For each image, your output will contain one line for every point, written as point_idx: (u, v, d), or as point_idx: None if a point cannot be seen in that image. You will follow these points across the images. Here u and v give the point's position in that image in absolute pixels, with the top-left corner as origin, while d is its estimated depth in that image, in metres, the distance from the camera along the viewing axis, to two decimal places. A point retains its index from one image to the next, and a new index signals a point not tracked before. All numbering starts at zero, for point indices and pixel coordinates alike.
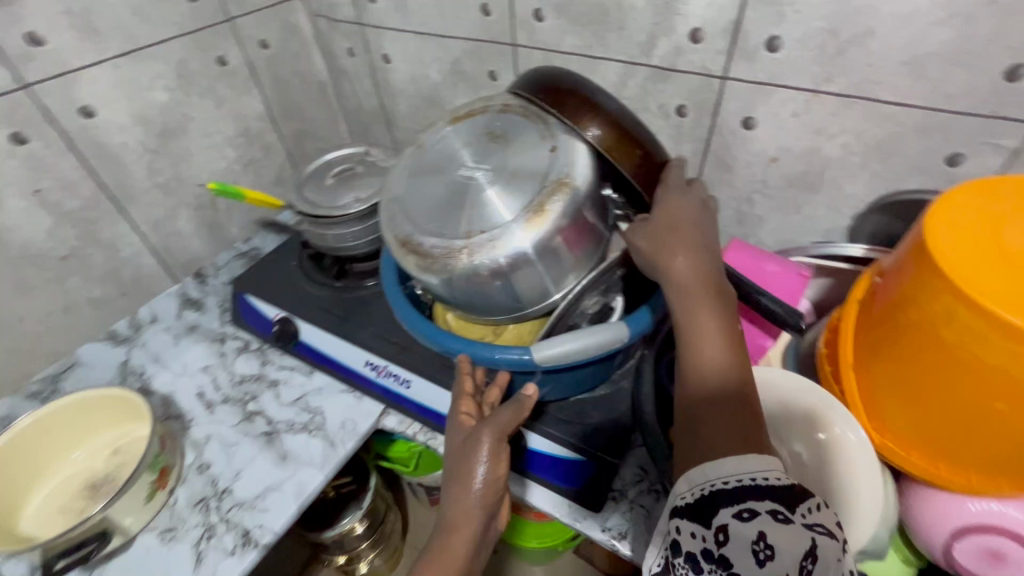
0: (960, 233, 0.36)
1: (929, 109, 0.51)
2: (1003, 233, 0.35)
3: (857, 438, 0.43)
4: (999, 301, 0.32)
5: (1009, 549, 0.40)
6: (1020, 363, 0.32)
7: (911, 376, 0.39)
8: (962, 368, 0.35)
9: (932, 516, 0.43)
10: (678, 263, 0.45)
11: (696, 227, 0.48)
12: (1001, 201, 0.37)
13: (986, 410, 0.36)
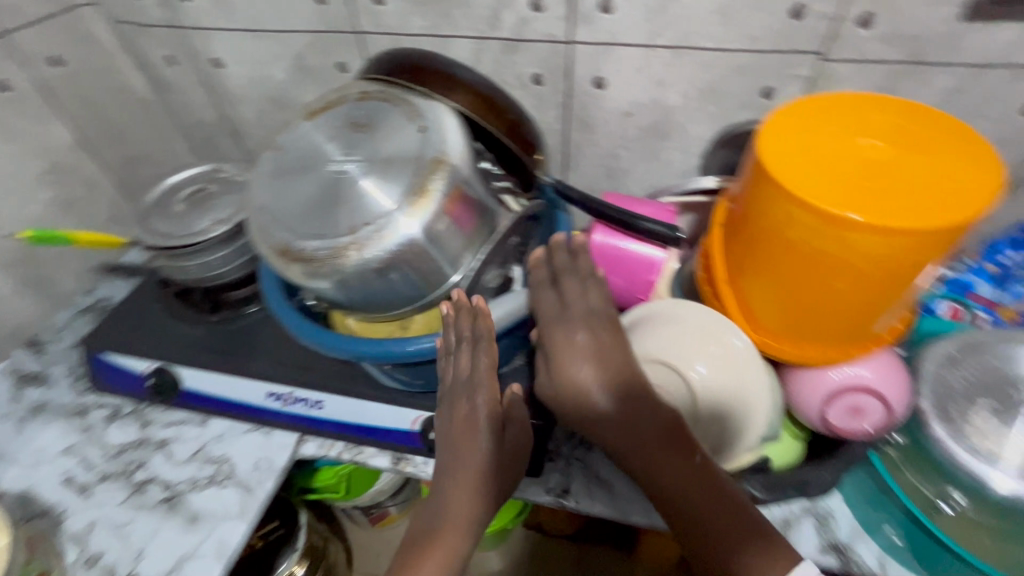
0: (783, 146, 0.42)
1: (742, 51, 0.58)
2: (813, 140, 0.42)
3: (743, 343, 0.50)
4: (822, 198, 0.38)
5: (864, 402, 0.49)
6: (845, 246, 0.39)
7: (771, 278, 0.45)
8: (807, 260, 0.42)
9: (807, 392, 0.51)
10: (595, 414, 0.46)
11: (595, 348, 0.48)
12: (804, 113, 0.44)
13: (830, 291, 0.43)
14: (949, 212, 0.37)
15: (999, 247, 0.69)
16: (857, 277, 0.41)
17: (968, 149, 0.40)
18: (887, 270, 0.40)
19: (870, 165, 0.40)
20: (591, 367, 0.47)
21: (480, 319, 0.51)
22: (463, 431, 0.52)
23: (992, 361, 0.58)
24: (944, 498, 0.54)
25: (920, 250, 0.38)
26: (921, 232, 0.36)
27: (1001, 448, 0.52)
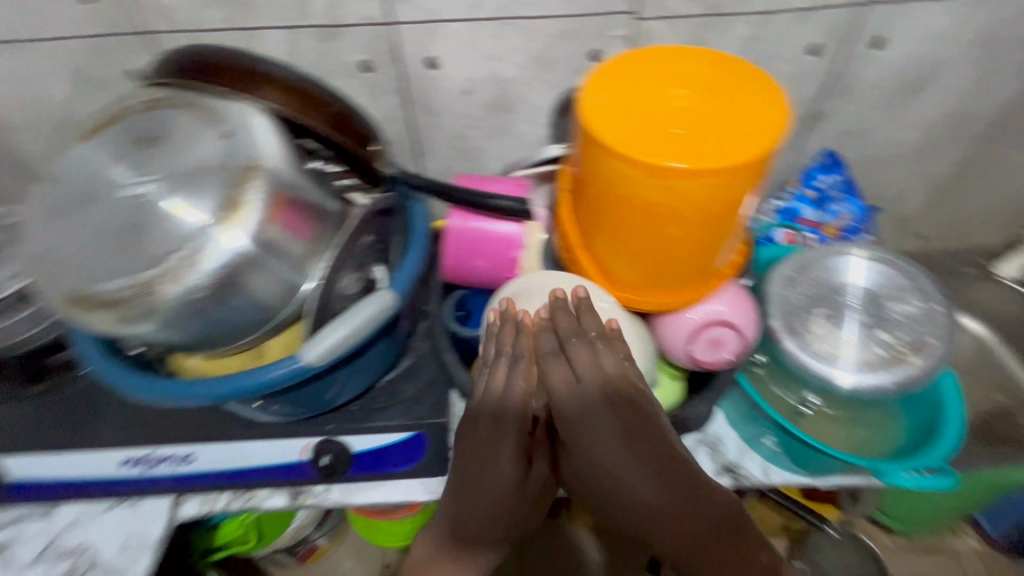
0: (604, 103, 0.43)
1: (562, 16, 0.58)
2: (631, 96, 0.43)
3: (608, 305, 0.51)
4: (642, 152, 0.40)
5: (721, 336, 0.53)
6: (668, 194, 0.42)
7: (618, 235, 0.47)
8: (643, 213, 0.44)
9: (671, 336, 0.54)
10: (619, 498, 0.49)
11: (620, 438, 0.48)
12: (620, 69, 0.45)
13: (667, 239, 0.46)
14: (745, 147, 0.40)
15: (813, 173, 0.75)
16: (686, 220, 0.44)
17: (755, 83, 0.43)
18: (709, 208, 0.43)
19: (678, 111, 0.42)
20: (615, 459, 0.48)
21: (522, 334, 0.50)
22: (487, 458, 0.50)
23: (822, 275, 0.65)
24: (803, 403, 0.63)
25: (730, 185, 0.41)
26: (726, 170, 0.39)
27: (838, 352, 0.59)
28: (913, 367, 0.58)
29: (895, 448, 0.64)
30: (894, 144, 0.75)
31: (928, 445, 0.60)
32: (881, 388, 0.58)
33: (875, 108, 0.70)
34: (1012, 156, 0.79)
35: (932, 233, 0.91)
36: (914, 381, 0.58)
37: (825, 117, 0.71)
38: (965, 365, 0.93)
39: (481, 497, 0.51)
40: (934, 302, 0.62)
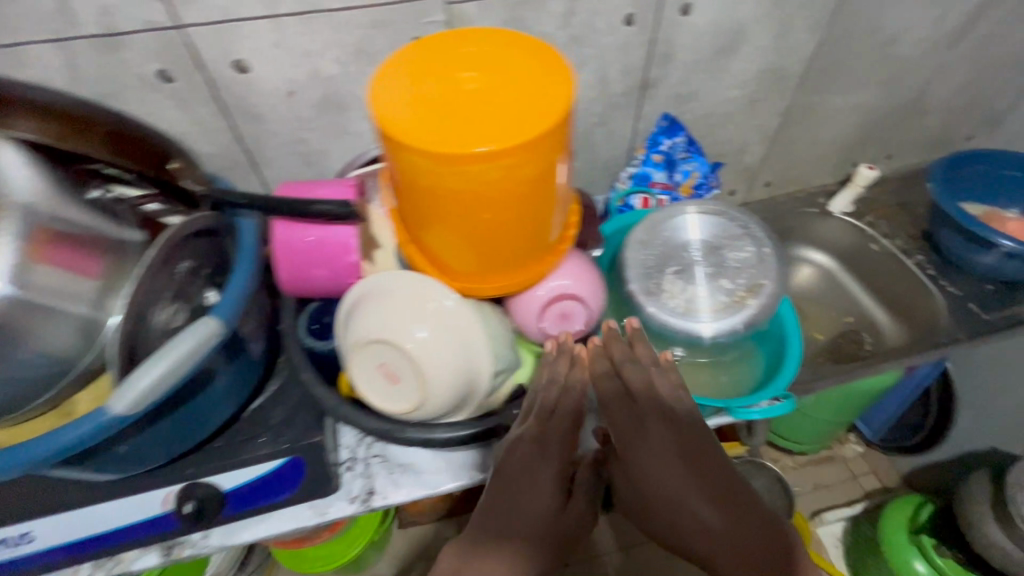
0: (395, 93, 0.41)
1: (371, 6, 0.56)
2: (422, 81, 0.42)
3: (452, 301, 0.50)
4: (431, 141, 0.39)
5: (569, 310, 0.54)
6: (466, 179, 0.41)
7: (438, 226, 0.46)
8: (453, 201, 0.43)
9: (522, 317, 0.55)
10: (669, 514, 0.50)
11: (675, 454, 0.51)
12: (415, 54, 0.43)
13: (484, 224, 0.46)
14: (536, 121, 0.40)
15: (658, 138, 0.79)
16: (502, 201, 0.44)
17: (540, 55, 0.43)
18: (521, 186, 0.43)
19: (471, 93, 0.41)
20: (670, 475, 0.50)
21: (576, 365, 0.54)
22: (535, 475, 0.51)
23: (667, 235, 0.68)
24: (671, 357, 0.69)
25: (533, 160, 0.42)
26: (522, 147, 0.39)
27: (687, 308, 0.64)
28: (753, 310, 0.63)
29: (752, 383, 0.69)
30: (724, 103, 0.80)
31: (777, 375, 0.67)
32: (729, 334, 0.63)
33: (699, 70, 0.74)
34: (826, 103, 0.87)
35: (776, 180, 1.00)
36: (755, 323, 0.63)
37: (657, 84, 0.74)
38: (817, 297, 1.04)
39: (517, 518, 0.50)
40: (764, 246, 0.67)
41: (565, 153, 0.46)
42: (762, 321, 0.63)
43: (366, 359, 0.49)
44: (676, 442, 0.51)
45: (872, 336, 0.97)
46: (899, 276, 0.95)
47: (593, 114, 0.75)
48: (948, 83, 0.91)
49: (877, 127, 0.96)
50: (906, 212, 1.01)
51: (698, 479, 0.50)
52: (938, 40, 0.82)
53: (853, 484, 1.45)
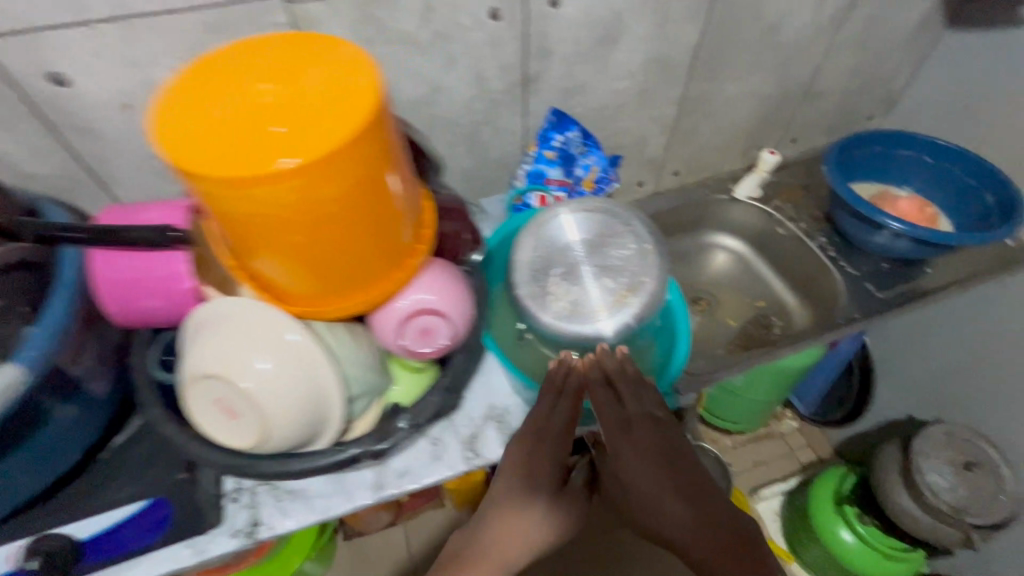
0: (178, 110, 0.37)
1: (199, 9, 0.52)
2: (208, 96, 0.38)
3: (296, 338, 0.46)
4: (213, 164, 0.36)
5: (430, 325, 0.51)
6: (265, 204, 0.39)
7: (258, 250, 0.44)
8: (262, 225, 0.41)
9: (383, 334, 0.52)
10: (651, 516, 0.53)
11: (654, 458, 0.55)
12: (204, 66, 0.39)
13: (303, 247, 0.43)
14: (332, 135, 0.37)
15: (549, 134, 0.77)
16: (319, 220, 0.41)
17: (340, 58, 0.40)
18: (337, 203, 0.41)
19: (261, 107, 0.37)
20: (647, 478, 0.54)
21: (571, 373, 0.62)
22: (536, 474, 0.59)
23: (548, 239, 0.67)
24: None
25: (341, 175, 0.39)
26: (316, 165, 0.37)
27: (573, 311, 0.63)
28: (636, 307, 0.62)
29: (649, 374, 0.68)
30: (614, 94, 0.79)
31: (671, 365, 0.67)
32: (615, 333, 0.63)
33: (581, 63, 0.72)
34: (721, 90, 0.86)
35: (683, 168, 0.99)
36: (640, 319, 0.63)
37: (539, 79, 0.72)
38: (731, 283, 1.05)
39: (514, 507, 0.58)
40: (645, 240, 0.65)
41: (388, 160, 0.43)
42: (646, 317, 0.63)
43: (202, 395, 0.45)
44: (655, 444, 0.56)
45: (782, 318, 0.98)
46: (804, 259, 0.96)
47: (476, 112, 0.72)
48: (838, 65, 0.92)
49: (776, 111, 0.96)
50: (811, 193, 1.02)
51: (674, 484, 0.53)
52: (820, 23, 0.83)
53: (791, 459, 1.48)
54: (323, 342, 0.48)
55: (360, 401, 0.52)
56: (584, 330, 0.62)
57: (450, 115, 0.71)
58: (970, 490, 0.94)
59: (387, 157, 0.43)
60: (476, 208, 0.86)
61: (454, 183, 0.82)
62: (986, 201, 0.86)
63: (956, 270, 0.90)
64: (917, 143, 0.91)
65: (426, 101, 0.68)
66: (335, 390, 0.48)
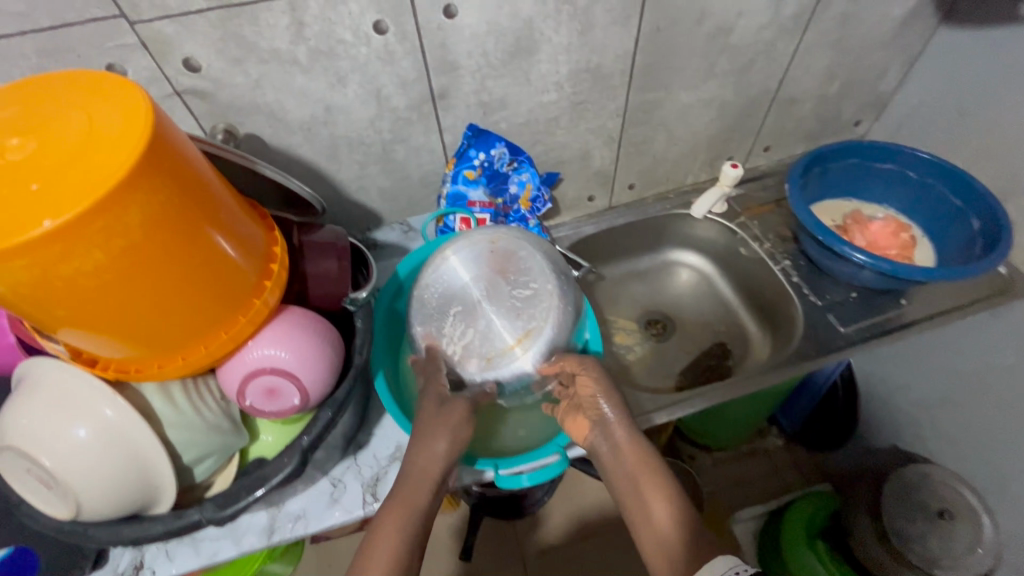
0: None
1: (27, 34, 0.47)
2: None
3: (112, 411, 0.42)
4: None
5: (277, 385, 0.47)
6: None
7: (35, 324, 0.37)
8: (11, 302, 0.34)
9: (230, 389, 0.47)
10: (600, 420, 0.56)
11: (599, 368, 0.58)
12: None
13: (80, 321, 0.36)
14: (79, 191, 0.31)
15: (468, 151, 0.71)
16: (94, 288, 0.34)
17: (117, 102, 0.34)
18: (112, 268, 0.34)
19: (5, 162, 0.32)
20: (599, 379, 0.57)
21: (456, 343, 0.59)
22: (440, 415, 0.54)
23: (445, 273, 0.62)
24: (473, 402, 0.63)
25: (105, 236, 0.32)
26: (55, 228, 0.30)
27: (473, 360, 0.58)
28: (540, 351, 0.57)
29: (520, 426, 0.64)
30: (542, 108, 0.72)
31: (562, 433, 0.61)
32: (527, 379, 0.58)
33: (496, 76, 0.65)
34: (671, 99, 0.78)
35: (638, 182, 0.91)
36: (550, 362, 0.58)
37: (449, 94, 0.65)
38: (692, 302, 0.97)
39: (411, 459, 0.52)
40: (549, 277, 0.59)
41: (190, 212, 0.37)
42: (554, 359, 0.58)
43: (11, 466, 0.42)
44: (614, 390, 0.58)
45: (739, 346, 0.91)
46: (769, 284, 0.88)
47: (382, 131, 0.67)
48: (810, 68, 0.83)
49: (741, 120, 0.87)
50: (781, 209, 0.94)
51: (610, 393, 0.57)
52: (782, 23, 0.73)
53: (774, 479, 1.33)
54: (147, 407, 0.44)
55: (204, 463, 0.48)
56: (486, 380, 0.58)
57: (353, 133, 0.65)
58: (941, 539, 0.87)
59: (188, 206, 0.37)
60: (404, 227, 0.81)
61: (374, 203, 0.76)
62: (971, 226, 0.76)
63: (936, 303, 0.81)
64: (900, 158, 0.82)
65: (323, 120, 0.63)
66: (163, 460, 0.44)
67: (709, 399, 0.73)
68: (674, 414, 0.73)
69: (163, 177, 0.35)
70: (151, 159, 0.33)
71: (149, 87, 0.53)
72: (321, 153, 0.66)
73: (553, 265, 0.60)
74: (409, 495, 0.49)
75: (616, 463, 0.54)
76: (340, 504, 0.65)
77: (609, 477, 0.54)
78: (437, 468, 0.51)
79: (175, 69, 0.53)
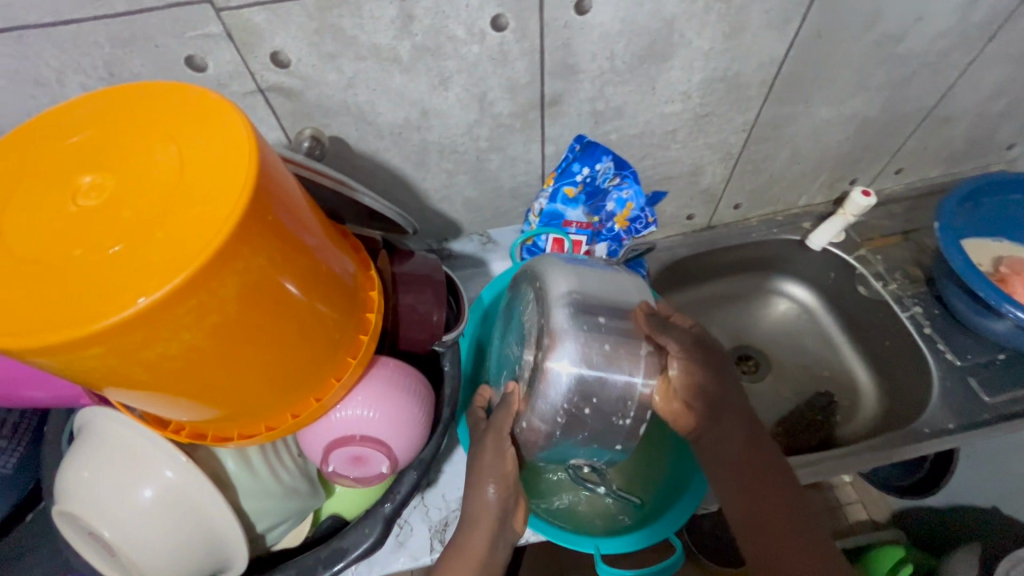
0: None
1: (100, 19, 0.40)
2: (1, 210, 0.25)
3: (175, 475, 0.36)
4: None
5: (361, 453, 0.40)
6: (65, 367, 0.25)
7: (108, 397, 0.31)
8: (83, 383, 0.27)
9: (311, 452, 0.41)
10: (707, 411, 0.46)
11: (693, 339, 0.46)
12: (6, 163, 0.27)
13: (160, 395, 0.30)
14: (172, 260, 0.24)
15: (572, 166, 0.62)
16: (178, 369, 0.27)
17: (207, 129, 0.27)
18: (202, 346, 0.27)
19: (78, 210, 0.25)
20: (698, 359, 0.45)
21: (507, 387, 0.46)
22: (497, 468, 0.45)
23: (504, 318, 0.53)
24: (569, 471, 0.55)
25: (197, 313, 0.25)
26: (150, 306, 0.23)
27: (519, 400, 0.44)
28: (555, 341, 0.41)
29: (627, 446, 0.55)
30: (661, 120, 0.61)
31: (670, 466, 0.57)
32: (576, 383, 0.41)
33: (619, 83, 0.55)
34: (807, 115, 0.67)
35: (746, 202, 0.80)
36: (570, 345, 0.41)
37: (562, 100, 0.56)
38: (789, 337, 0.86)
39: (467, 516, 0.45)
40: (550, 277, 0.45)
41: (288, 263, 0.30)
42: (574, 343, 0.41)
43: (70, 526, 0.37)
44: (721, 369, 0.47)
45: (847, 399, 0.80)
46: (893, 332, 0.76)
47: (479, 139, 0.58)
48: (982, 83, 0.69)
49: (880, 139, 0.74)
50: (909, 243, 0.82)
51: (716, 378, 0.47)
52: (965, 30, 0.60)
53: None
54: (219, 471, 0.38)
55: (277, 527, 0.43)
56: (537, 422, 0.42)
57: (447, 140, 0.57)
58: None
59: (285, 257, 0.30)
60: (483, 238, 0.74)
61: (455, 213, 0.68)
62: None
63: None
64: None
65: (416, 125, 0.54)
66: (231, 532, 0.38)
67: (825, 472, 0.64)
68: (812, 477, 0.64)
69: (266, 234, 0.28)
70: (255, 207, 0.26)
71: (230, 83, 0.46)
72: (408, 160, 0.58)
73: (548, 264, 0.47)
74: (468, 549, 0.44)
75: (722, 458, 0.47)
76: (407, 549, 0.59)
77: (712, 469, 0.48)
78: (491, 514, 0.44)
79: (261, 63, 0.45)
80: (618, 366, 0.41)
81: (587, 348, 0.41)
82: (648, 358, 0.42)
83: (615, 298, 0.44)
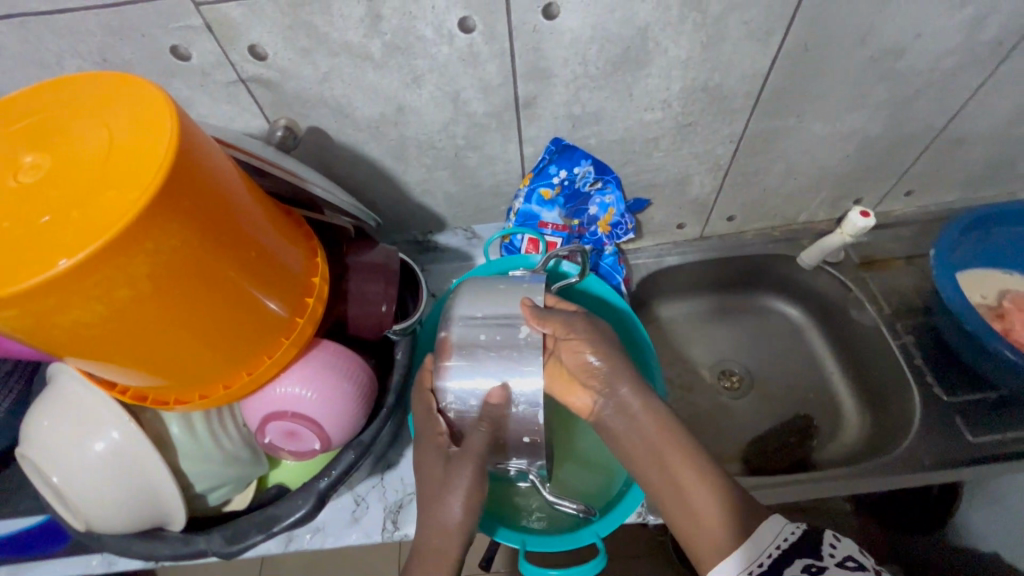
0: None
1: (90, 9, 0.43)
2: None
3: (120, 434, 0.40)
4: None
5: (294, 427, 0.43)
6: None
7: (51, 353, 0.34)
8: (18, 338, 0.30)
9: (252, 424, 0.44)
10: (603, 389, 0.50)
11: (573, 320, 0.49)
12: None
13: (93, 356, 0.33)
14: (91, 230, 0.26)
15: (549, 167, 0.63)
16: (104, 331, 0.30)
17: (142, 117, 0.29)
18: (124, 313, 0.30)
19: (17, 184, 0.28)
20: (582, 339, 0.49)
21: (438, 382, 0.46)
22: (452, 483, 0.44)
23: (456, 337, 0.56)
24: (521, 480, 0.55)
25: (112, 283, 0.28)
26: (68, 269, 0.26)
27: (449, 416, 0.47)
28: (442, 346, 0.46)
29: (575, 456, 0.60)
30: (641, 127, 0.61)
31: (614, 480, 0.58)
32: (459, 384, 0.44)
33: (595, 87, 0.55)
34: (800, 130, 0.65)
35: (740, 215, 0.78)
36: (452, 345, 0.45)
37: (536, 103, 0.56)
38: (780, 357, 0.83)
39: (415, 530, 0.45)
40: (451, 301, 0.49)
41: (215, 244, 0.32)
42: (455, 359, 0.45)
43: (31, 470, 0.41)
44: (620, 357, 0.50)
45: (829, 424, 0.77)
46: (884, 362, 0.73)
47: (456, 136, 0.59)
48: (999, 106, 0.65)
49: (885, 160, 0.71)
50: (913, 267, 0.80)
51: (610, 357, 0.50)
52: (973, 49, 0.57)
53: None
54: (163, 434, 0.42)
55: (220, 489, 0.46)
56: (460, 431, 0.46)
57: (425, 136, 0.59)
58: None
59: (211, 239, 0.32)
60: (468, 233, 0.75)
61: (438, 207, 0.70)
62: None
63: None
64: None
65: (393, 119, 0.56)
66: (168, 491, 0.41)
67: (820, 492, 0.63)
68: (792, 497, 0.63)
69: (187, 217, 0.30)
70: (173, 188, 0.28)
71: (213, 72, 0.49)
72: (388, 153, 0.60)
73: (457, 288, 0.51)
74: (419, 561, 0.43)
75: (629, 442, 0.48)
76: (360, 525, 0.61)
77: (626, 450, 0.48)
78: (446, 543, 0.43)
79: (239, 55, 0.48)
80: (494, 356, 0.44)
81: (461, 345, 0.45)
82: (524, 343, 0.45)
83: (501, 295, 0.48)
